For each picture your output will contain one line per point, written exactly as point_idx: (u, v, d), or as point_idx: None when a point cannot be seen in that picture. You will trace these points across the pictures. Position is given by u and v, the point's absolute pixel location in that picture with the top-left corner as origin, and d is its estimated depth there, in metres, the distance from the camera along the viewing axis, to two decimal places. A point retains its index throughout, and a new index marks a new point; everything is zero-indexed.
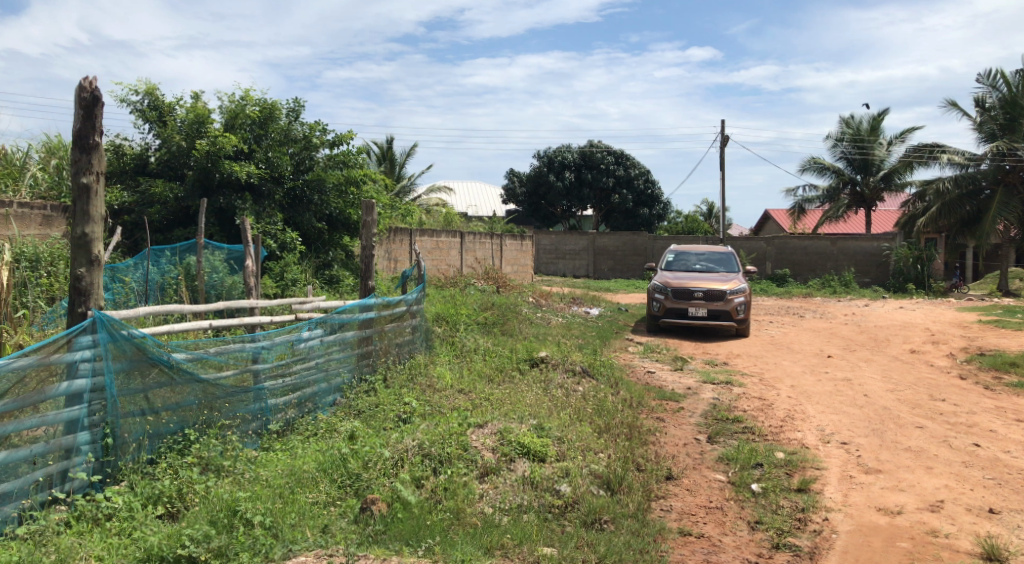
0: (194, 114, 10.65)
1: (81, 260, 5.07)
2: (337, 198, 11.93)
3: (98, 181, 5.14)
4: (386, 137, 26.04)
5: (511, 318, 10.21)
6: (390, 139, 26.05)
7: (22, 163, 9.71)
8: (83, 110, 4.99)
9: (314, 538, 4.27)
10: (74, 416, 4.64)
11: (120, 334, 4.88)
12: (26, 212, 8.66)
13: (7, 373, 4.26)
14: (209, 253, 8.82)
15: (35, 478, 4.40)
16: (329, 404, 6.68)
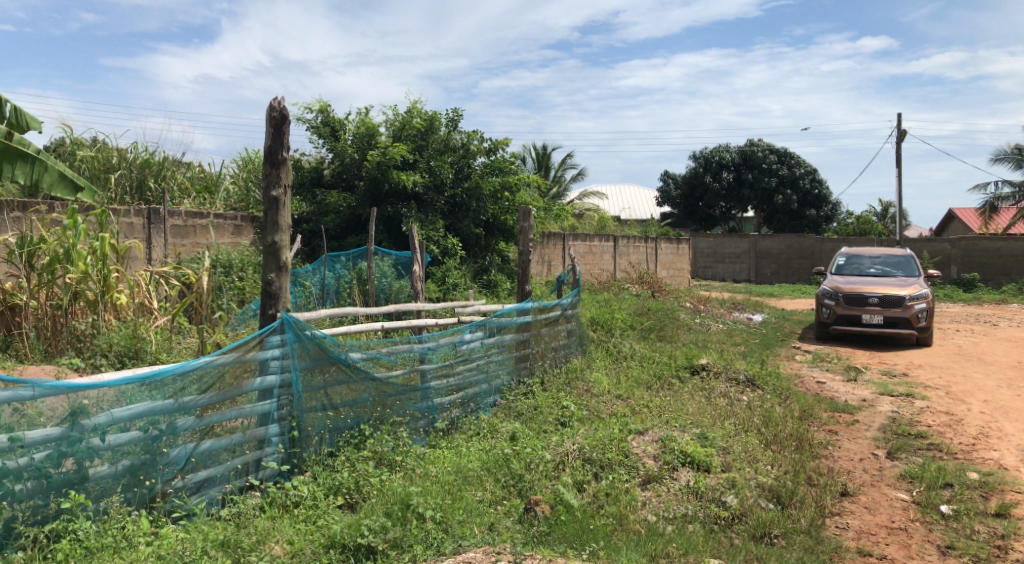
0: (364, 128, 11.37)
1: (271, 266, 5.52)
2: (494, 204, 12.20)
3: (286, 194, 5.58)
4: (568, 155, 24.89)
5: (669, 324, 10.06)
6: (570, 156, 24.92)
7: (217, 177, 10.71)
8: (273, 128, 5.43)
9: (482, 535, 4.42)
10: (266, 410, 5.06)
11: (304, 333, 5.27)
12: (222, 222, 9.54)
13: (212, 368, 4.71)
14: (379, 259, 9.35)
15: (234, 465, 4.86)
16: (490, 405, 6.87)
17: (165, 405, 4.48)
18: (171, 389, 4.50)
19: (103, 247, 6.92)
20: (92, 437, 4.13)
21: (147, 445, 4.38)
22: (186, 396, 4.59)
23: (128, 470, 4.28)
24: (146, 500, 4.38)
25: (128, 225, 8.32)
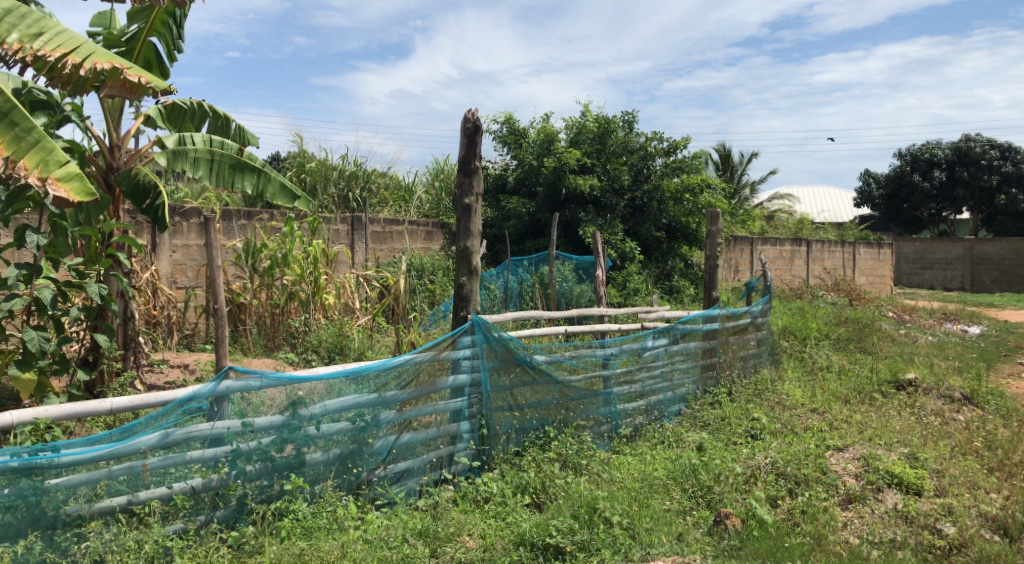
0: (544, 134, 11.60)
1: (463, 270, 5.76)
2: (677, 207, 11.98)
3: (477, 201, 5.78)
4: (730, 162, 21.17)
5: (869, 335, 9.40)
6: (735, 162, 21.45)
7: (411, 186, 11.42)
8: (467, 139, 5.64)
9: (670, 545, 4.36)
10: (458, 407, 5.30)
11: (493, 335, 5.45)
12: (415, 228, 10.11)
13: (410, 366, 5.00)
14: (560, 264, 9.46)
15: (429, 458, 5.13)
16: (675, 413, 6.75)
17: (370, 399, 4.81)
18: (375, 384, 4.83)
19: (316, 252, 7.74)
20: (309, 425, 4.51)
21: (355, 435, 4.72)
22: (388, 391, 4.90)
23: (338, 457, 4.64)
24: (353, 487, 4.72)
25: (334, 232, 9.00)
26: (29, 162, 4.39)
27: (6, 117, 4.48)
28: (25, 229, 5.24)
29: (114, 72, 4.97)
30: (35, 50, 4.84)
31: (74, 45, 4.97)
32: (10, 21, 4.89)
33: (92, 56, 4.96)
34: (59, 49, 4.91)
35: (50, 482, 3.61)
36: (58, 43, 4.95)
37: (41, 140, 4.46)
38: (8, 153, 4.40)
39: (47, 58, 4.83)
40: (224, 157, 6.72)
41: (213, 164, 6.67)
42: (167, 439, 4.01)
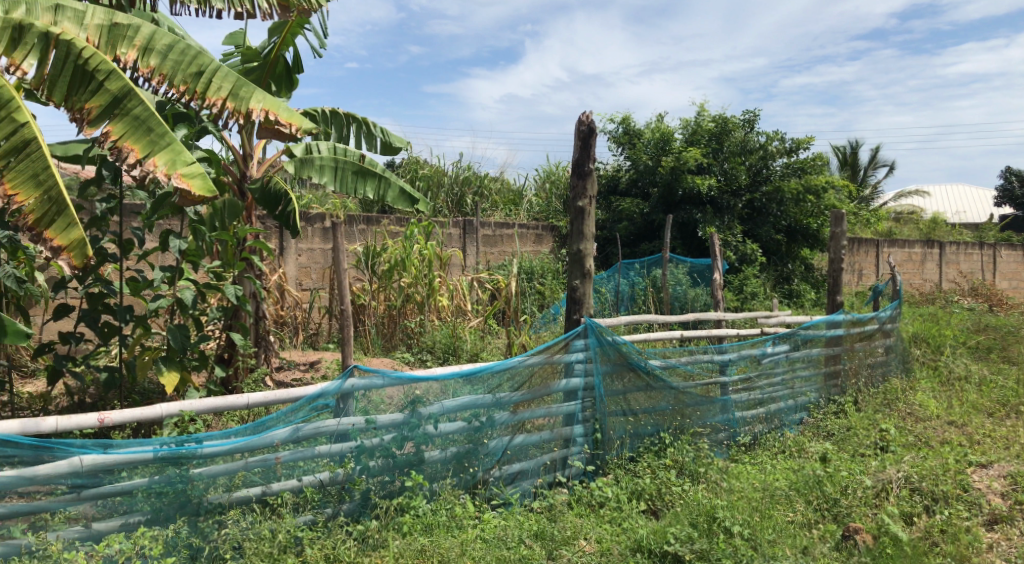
0: (659, 134, 11.47)
1: (576, 273, 5.75)
2: (797, 208, 11.57)
3: (591, 204, 5.75)
4: (840, 165, 20.18)
5: (1012, 343, 8.75)
6: (844, 166, 20.43)
7: (522, 190, 11.59)
8: (581, 141, 5.62)
9: (795, 558, 4.20)
10: (571, 411, 5.29)
11: (606, 339, 5.41)
12: (525, 231, 10.21)
13: (523, 368, 5.03)
14: (674, 267, 9.29)
15: (543, 461, 5.14)
16: (796, 422, 6.51)
17: (485, 400, 4.87)
18: (490, 385, 4.89)
19: (431, 256, 7.93)
20: (427, 424, 4.62)
21: (471, 435, 4.80)
22: (502, 393, 4.95)
23: (455, 456, 4.72)
24: (470, 486, 4.79)
25: (448, 236, 9.18)
26: (158, 161, 4.25)
27: (143, 123, 4.30)
28: (170, 234, 5.61)
29: (268, 121, 4.97)
30: (198, 92, 4.72)
31: (234, 87, 4.84)
32: (170, 59, 4.65)
33: (250, 100, 4.88)
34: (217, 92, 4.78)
35: (194, 471, 3.84)
36: (216, 84, 4.79)
37: (173, 144, 4.32)
38: (140, 156, 4.26)
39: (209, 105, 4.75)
40: (348, 164, 7.00)
41: (337, 170, 6.96)
42: (297, 434, 4.19)
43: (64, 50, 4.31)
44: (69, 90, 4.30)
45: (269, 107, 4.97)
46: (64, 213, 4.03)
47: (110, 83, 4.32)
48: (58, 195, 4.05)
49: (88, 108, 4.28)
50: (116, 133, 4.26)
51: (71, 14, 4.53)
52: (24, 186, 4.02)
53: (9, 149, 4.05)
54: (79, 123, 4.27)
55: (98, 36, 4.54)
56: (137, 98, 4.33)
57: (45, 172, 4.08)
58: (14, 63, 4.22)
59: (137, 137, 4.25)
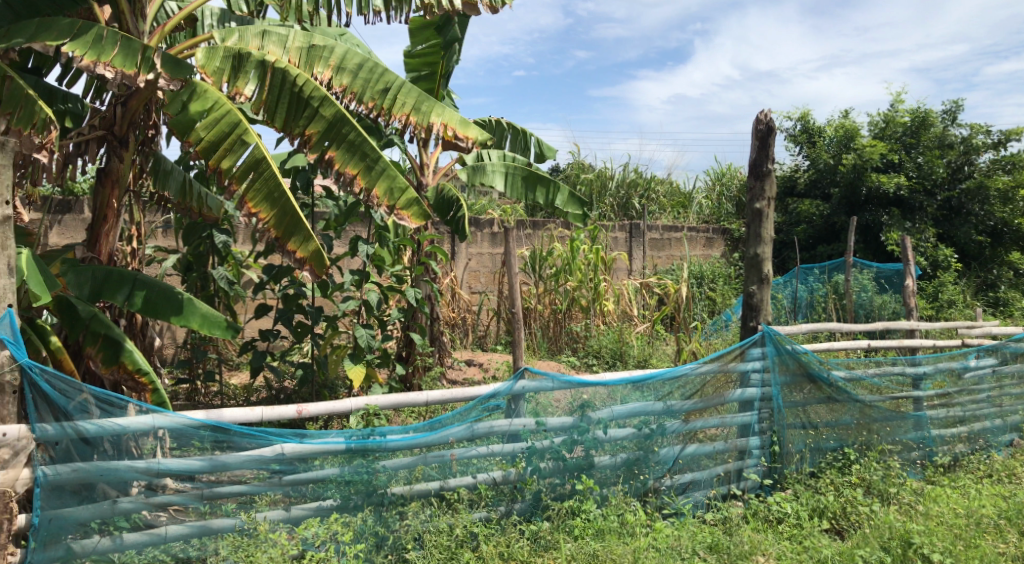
0: (843, 131, 10.80)
1: (753, 278, 5.53)
2: (1004, 207, 10.48)
3: (770, 206, 5.50)
4: None
5: None
6: None
7: (691, 193, 11.35)
8: (759, 141, 5.39)
9: None
10: (746, 422, 5.09)
11: (785, 348, 5.15)
12: (695, 235, 9.99)
13: (695, 376, 4.90)
14: (858, 272, 8.74)
15: (717, 472, 4.98)
16: (1005, 444, 5.91)
17: (656, 407, 4.79)
18: (661, 391, 4.81)
19: (597, 259, 7.95)
20: (597, 429, 4.61)
21: (641, 441, 4.73)
22: (673, 400, 4.84)
23: (625, 463, 4.68)
24: (640, 493, 4.73)
25: (614, 239, 9.14)
26: (379, 191, 4.70)
27: (358, 148, 4.68)
28: (357, 240, 5.99)
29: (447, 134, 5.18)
30: (384, 108, 4.99)
31: (417, 102, 5.07)
32: (361, 77, 4.96)
33: (432, 114, 5.10)
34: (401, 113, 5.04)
35: (378, 462, 4.05)
36: (401, 99, 5.04)
37: (387, 169, 4.73)
38: (360, 181, 4.71)
39: (394, 120, 5.01)
40: (518, 169, 7.16)
41: (507, 176, 7.13)
42: (472, 432, 4.30)
43: (279, 76, 4.70)
44: (287, 114, 4.69)
45: (448, 121, 5.19)
46: (300, 230, 4.43)
47: (323, 109, 4.69)
48: (294, 215, 4.45)
49: (308, 134, 4.68)
50: (337, 159, 4.68)
51: (275, 37, 4.94)
52: (263, 205, 4.48)
53: (247, 169, 4.49)
54: (302, 147, 4.70)
55: (298, 58, 4.91)
56: (350, 124, 4.69)
57: (278, 189, 4.51)
58: (238, 91, 4.65)
59: (355, 162, 4.67)
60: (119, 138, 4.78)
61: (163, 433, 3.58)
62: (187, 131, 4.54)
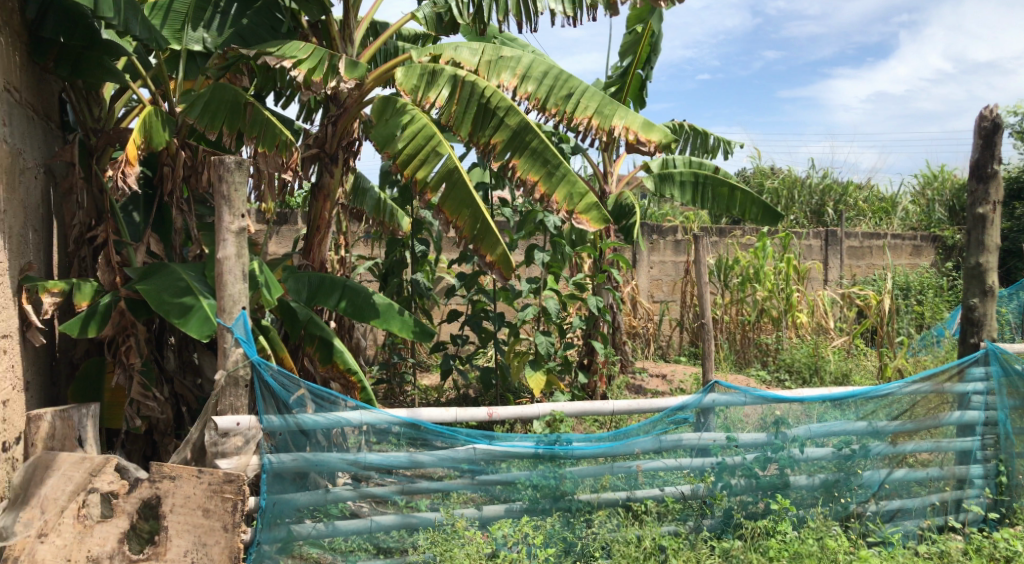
0: None
1: (974, 290, 5.03)
2: None
3: (995, 211, 4.97)
4: None
5: None
6: None
7: (895, 198, 10.54)
8: (982, 140, 4.91)
9: None
10: (967, 448, 4.64)
11: (1014, 368, 4.63)
12: (900, 242, 9.28)
13: (903, 395, 4.51)
14: None
15: (931, 501, 4.58)
16: None
17: (859, 427, 4.47)
18: (863, 410, 4.48)
19: (788, 269, 7.58)
20: (792, 447, 4.37)
21: (841, 463, 4.44)
22: (878, 420, 4.50)
23: (824, 485, 4.41)
24: (841, 517, 4.43)
25: (808, 247, 8.67)
26: (559, 197, 4.74)
27: (540, 155, 4.77)
28: (534, 249, 6.13)
29: (628, 137, 5.11)
30: (568, 114, 5.08)
31: (600, 106, 5.11)
32: (545, 84, 5.07)
33: (613, 119, 5.08)
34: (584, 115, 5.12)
35: (565, 469, 4.09)
36: (584, 104, 5.11)
37: (567, 175, 4.76)
38: (542, 188, 4.78)
39: (578, 125, 5.08)
40: (710, 180, 6.95)
41: (699, 187, 6.98)
42: (659, 445, 4.23)
43: (468, 90, 4.87)
44: (474, 125, 4.89)
45: (631, 122, 5.12)
46: (490, 234, 4.60)
47: (508, 118, 4.84)
48: (485, 224, 4.62)
49: (492, 144, 4.86)
50: (521, 167, 4.79)
51: (466, 51, 5.17)
52: (457, 213, 4.69)
53: (441, 178, 4.70)
54: (488, 156, 4.89)
55: (486, 71, 5.11)
56: (533, 131, 4.80)
57: (469, 198, 4.68)
58: (427, 99, 4.88)
59: (538, 170, 4.75)
60: (330, 155, 5.16)
61: (368, 428, 3.82)
62: (386, 144, 4.83)
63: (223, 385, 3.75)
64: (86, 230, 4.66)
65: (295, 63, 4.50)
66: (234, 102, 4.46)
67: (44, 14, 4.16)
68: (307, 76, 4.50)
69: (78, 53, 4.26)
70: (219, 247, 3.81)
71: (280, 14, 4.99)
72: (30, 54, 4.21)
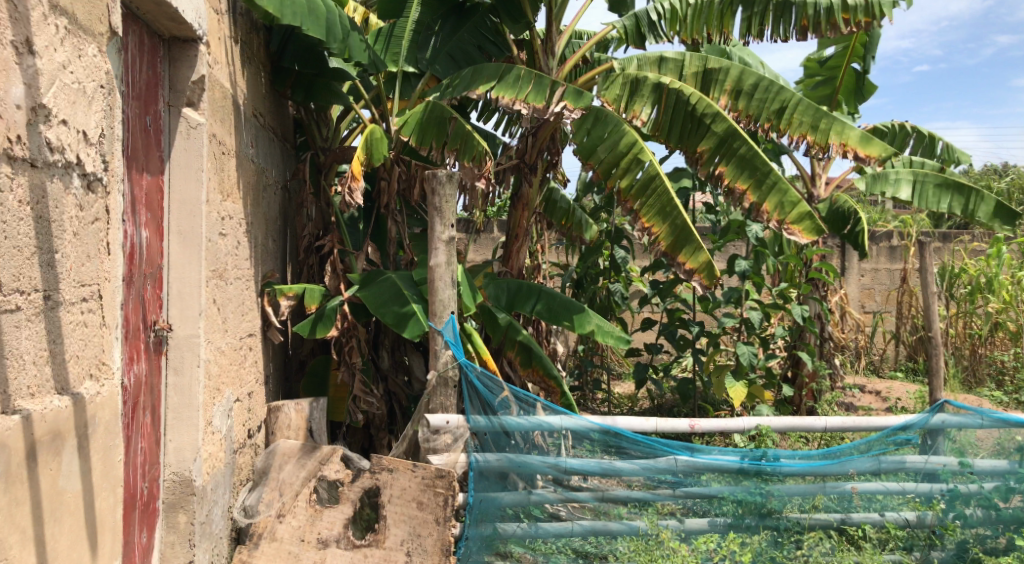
0: None
1: None
2: None
3: None
4: None
5: None
6: None
7: None
8: None
9: None
10: None
11: None
12: None
13: None
14: None
15: None
16: None
17: None
18: None
19: None
20: None
21: None
22: None
23: None
24: None
25: None
26: (769, 206, 4.59)
27: (750, 163, 4.62)
28: (736, 257, 5.91)
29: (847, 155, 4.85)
30: (781, 131, 4.88)
31: (815, 120, 4.83)
32: (756, 98, 4.88)
33: (831, 136, 4.83)
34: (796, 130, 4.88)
35: (771, 485, 3.90)
36: (796, 118, 4.85)
37: (778, 183, 4.58)
38: (752, 197, 4.64)
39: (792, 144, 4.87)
40: (930, 177, 6.40)
41: (918, 185, 6.43)
42: (878, 467, 3.93)
43: (675, 97, 4.81)
44: (682, 133, 4.81)
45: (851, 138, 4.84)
46: (690, 240, 4.51)
47: (715, 125, 4.71)
48: (684, 228, 4.54)
49: (699, 152, 4.76)
50: (727, 174, 4.68)
51: (671, 65, 5.10)
52: (656, 220, 4.63)
53: (641, 186, 4.68)
54: (694, 164, 4.79)
55: (694, 84, 5.05)
56: (741, 138, 4.65)
57: (671, 204, 4.62)
58: (634, 114, 4.90)
59: (747, 177, 4.61)
60: (529, 165, 5.31)
61: (567, 433, 3.84)
62: (590, 156, 4.86)
63: (434, 385, 3.97)
64: (314, 240, 5.14)
65: (525, 100, 4.65)
66: (441, 117, 4.69)
67: (283, 47, 4.60)
68: (519, 106, 4.65)
69: (310, 80, 4.71)
70: (432, 256, 4.03)
71: (489, 35, 5.26)
72: (273, 81, 4.73)
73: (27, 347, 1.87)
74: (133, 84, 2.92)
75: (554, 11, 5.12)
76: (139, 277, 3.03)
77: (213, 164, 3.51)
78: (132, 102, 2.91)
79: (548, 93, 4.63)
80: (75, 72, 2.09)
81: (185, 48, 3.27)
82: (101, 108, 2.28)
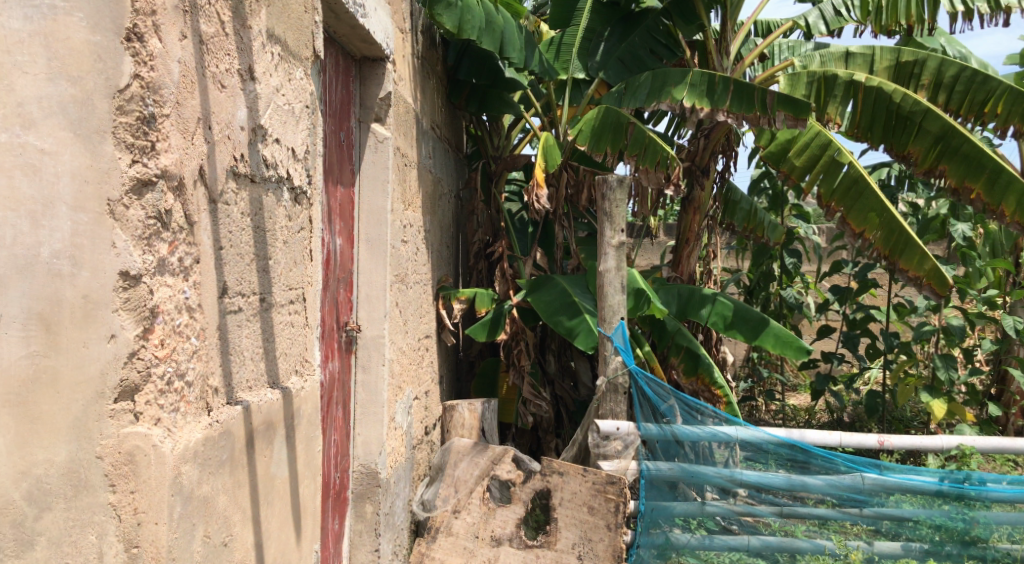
0: None
1: None
2: None
3: None
4: None
5: None
6: None
7: None
8: None
9: None
10: None
11: None
12: None
13: None
14: None
15: None
16: None
17: None
18: None
19: None
20: None
21: None
22: None
23: None
24: None
25: None
26: (1008, 207, 4.20)
27: (974, 160, 4.24)
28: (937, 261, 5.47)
29: None
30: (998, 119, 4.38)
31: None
32: (958, 91, 4.53)
33: None
34: (1008, 120, 4.37)
35: (977, 511, 3.60)
36: (1007, 107, 4.36)
37: (1013, 180, 4.18)
38: (983, 196, 4.28)
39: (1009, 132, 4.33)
40: None
41: None
42: None
43: (874, 95, 4.50)
44: (888, 133, 4.50)
45: None
46: (913, 248, 4.24)
47: (927, 124, 4.36)
48: (904, 234, 4.27)
49: (912, 153, 4.44)
50: (950, 174, 4.33)
51: (859, 63, 4.80)
52: (869, 225, 4.38)
53: (847, 188, 4.42)
54: (909, 166, 4.47)
55: (888, 78, 4.73)
56: (962, 135, 4.27)
57: (882, 205, 4.36)
58: (830, 117, 4.65)
59: (975, 178, 4.25)
60: (701, 168, 5.21)
61: (737, 445, 3.67)
62: (780, 161, 4.71)
63: (604, 391, 4.00)
64: (484, 245, 5.34)
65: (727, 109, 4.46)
66: (616, 122, 4.65)
67: (461, 58, 4.77)
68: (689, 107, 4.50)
69: (484, 90, 4.87)
70: (602, 260, 4.04)
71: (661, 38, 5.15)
72: (449, 95, 4.94)
73: (248, 344, 2.07)
74: (331, 103, 3.16)
75: (729, 10, 4.97)
76: (333, 282, 3.27)
77: (397, 175, 3.72)
78: (329, 120, 3.15)
79: (755, 100, 4.40)
80: (285, 95, 2.29)
81: (374, 66, 3.49)
82: (306, 127, 2.48)
